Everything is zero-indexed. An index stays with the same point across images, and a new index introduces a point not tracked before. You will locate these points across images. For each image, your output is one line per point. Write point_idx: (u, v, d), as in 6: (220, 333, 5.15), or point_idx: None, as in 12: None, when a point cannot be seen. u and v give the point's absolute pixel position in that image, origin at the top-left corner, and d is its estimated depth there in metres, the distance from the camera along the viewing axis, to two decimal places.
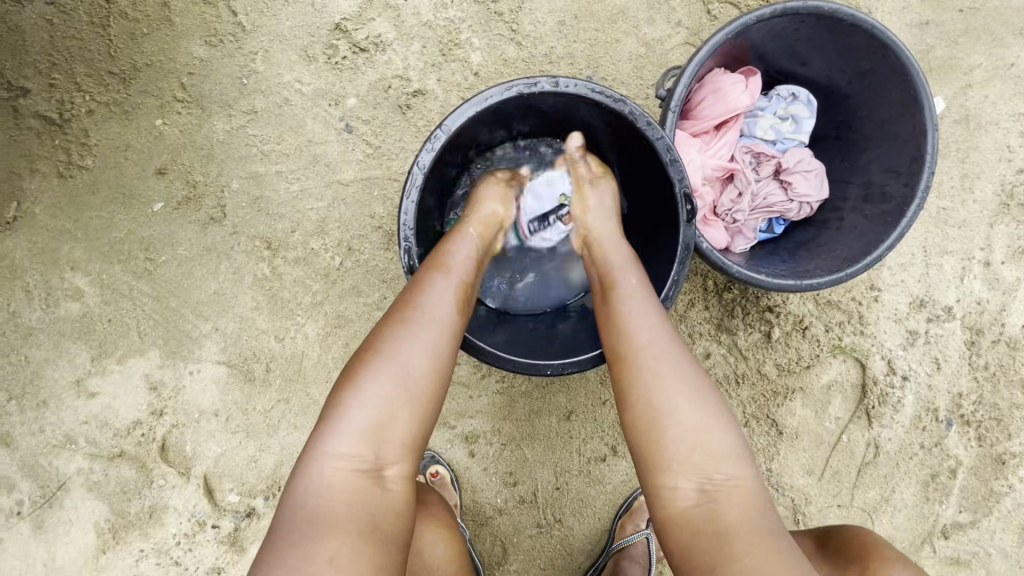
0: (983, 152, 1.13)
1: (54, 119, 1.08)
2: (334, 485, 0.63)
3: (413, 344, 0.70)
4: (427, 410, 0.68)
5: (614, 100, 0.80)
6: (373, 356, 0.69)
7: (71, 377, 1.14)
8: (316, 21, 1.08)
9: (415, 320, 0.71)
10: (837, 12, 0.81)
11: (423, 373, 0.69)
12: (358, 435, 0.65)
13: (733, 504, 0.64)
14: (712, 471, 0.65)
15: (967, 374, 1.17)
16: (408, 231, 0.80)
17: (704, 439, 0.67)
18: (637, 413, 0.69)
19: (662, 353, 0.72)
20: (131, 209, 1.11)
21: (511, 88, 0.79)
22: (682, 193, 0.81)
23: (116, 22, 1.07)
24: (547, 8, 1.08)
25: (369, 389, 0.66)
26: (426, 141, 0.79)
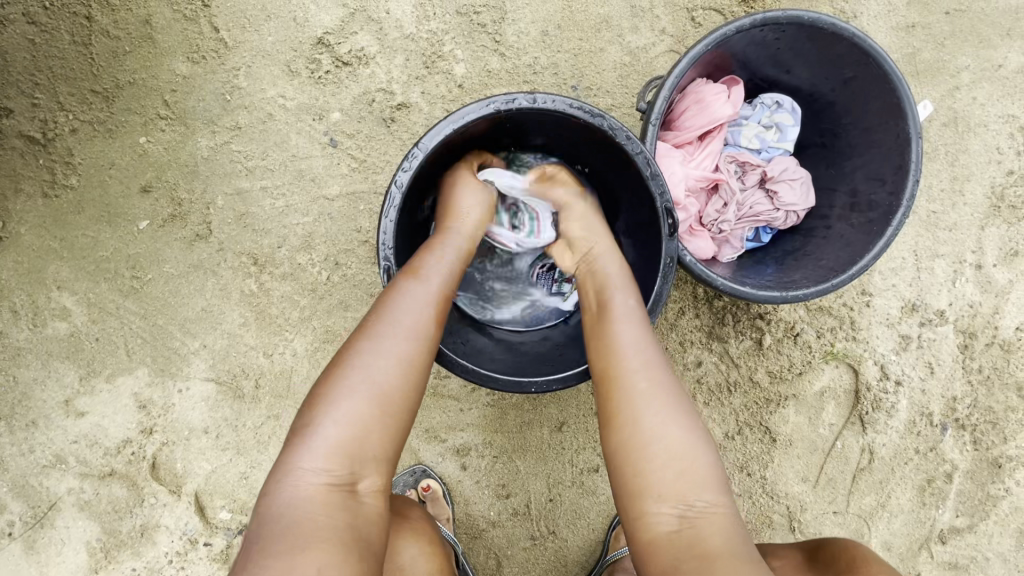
0: (972, 154, 1.13)
1: (38, 139, 1.08)
2: (307, 500, 0.61)
3: (384, 357, 0.69)
4: (399, 424, 0.68)
5: (592, 115, 0.80)
6: (344, 371, 0.67)
7: (60, 397, 1.13)
8: (299, 36, 1.08)
9: (388, 333, 0.70)
10: (817, 21, 0.81)
11: (397, 387, 0.68)
12: (332, 449, 0.64)
13: (715, 524, 0.64)
14: (691, 490, 0.65)
15: (961, 378, 1.16)
16: (388, 249, 0.79)
17: (682, 455, 0.66)
18: (631, 436, 0.68)
19: (646, 366, 0.72)
20: (117, 227, 1.10)
21: (488, 105, 0.79)
22: (664, 207, 0.80)
23: (97, 41, 1.07)
24: (530, 19, 1.08)
25: (341, 406, 0.65)
26: (403, 160, 0.78)
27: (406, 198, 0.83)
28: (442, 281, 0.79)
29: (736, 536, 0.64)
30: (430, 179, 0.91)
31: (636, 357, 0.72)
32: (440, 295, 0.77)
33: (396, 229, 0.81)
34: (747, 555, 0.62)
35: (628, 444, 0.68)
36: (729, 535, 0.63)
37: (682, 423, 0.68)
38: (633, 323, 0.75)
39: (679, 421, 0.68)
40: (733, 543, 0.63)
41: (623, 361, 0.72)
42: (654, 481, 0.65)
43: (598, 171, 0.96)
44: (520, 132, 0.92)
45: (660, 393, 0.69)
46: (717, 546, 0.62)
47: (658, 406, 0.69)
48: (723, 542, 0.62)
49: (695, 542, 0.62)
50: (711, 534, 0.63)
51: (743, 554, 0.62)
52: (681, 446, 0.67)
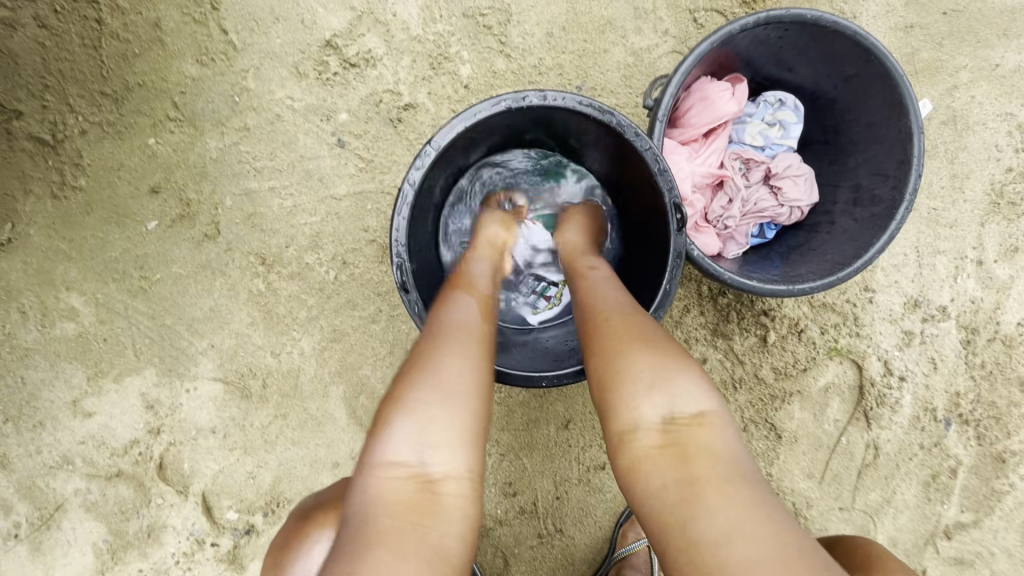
0: (972, 152, 1.14)
1: (47, 141, 1.09)
2: (389, 496, 0.59)
3: (455, 352, 0.70)
4: (470, 411, 0.65)
5: (601, 111, 0.81)
6: (413, 370, 0.68)
7: (68, 398, 1.13)
8: (306, 38, 1.09)
9: (452, 331, 0.72)
10: (820, 19, 0.82)
11: (467, 377, 0.68)
12: (413, 441, 0.62)
13: (700, 444, 0.59)
14: (672, 410, 0.62)
15: (963, 373, 1.17)
16: (400, 246, 0.80)
17: (662, 379, 0.64)
18: (604, 369, 0.68)
19: (624, 311, 0.74)
20: (125, 228, 1.11)
21: (500, 103, 0.80)
22: (672, 203, 0.81)
23: (108, 43, 1.08)
24: (534, 20, 1.09)
25: (412, 399, 0.65)
26: (415, 158, 0.79)
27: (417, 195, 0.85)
28: (487, 287, 0.83)
29: (736, 459, 0.58)
30: (442, 179, 0.93)
31: (612, 304, 0.75)
32: (486, 299, 0.81)
33: (408, 226, 0.83)
34: (748, 476, 0.57)
35: (604, 374, 0.67)
36: (720, 455, 0.59)
37: (657, 350, 0.67)
38: (612, 287, 0.79)
39: (653, 348, 0.67)
40: (721, 459, 0.58)
41: (603, 313, 0.74)
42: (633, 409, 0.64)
43: (604, 171, 0.98)
44: (530, 131, 0.95)
45: (633, 329, 0.70)
46: (707, 465, 0.57)
47: (629, 337, 0.69)
48: (711, 461, 0.58)
49: (680, 465, 0.58)
50: (699, 456, 0.58)
51: (743, 476, 0.57)
52: (652, 364, 0.65)
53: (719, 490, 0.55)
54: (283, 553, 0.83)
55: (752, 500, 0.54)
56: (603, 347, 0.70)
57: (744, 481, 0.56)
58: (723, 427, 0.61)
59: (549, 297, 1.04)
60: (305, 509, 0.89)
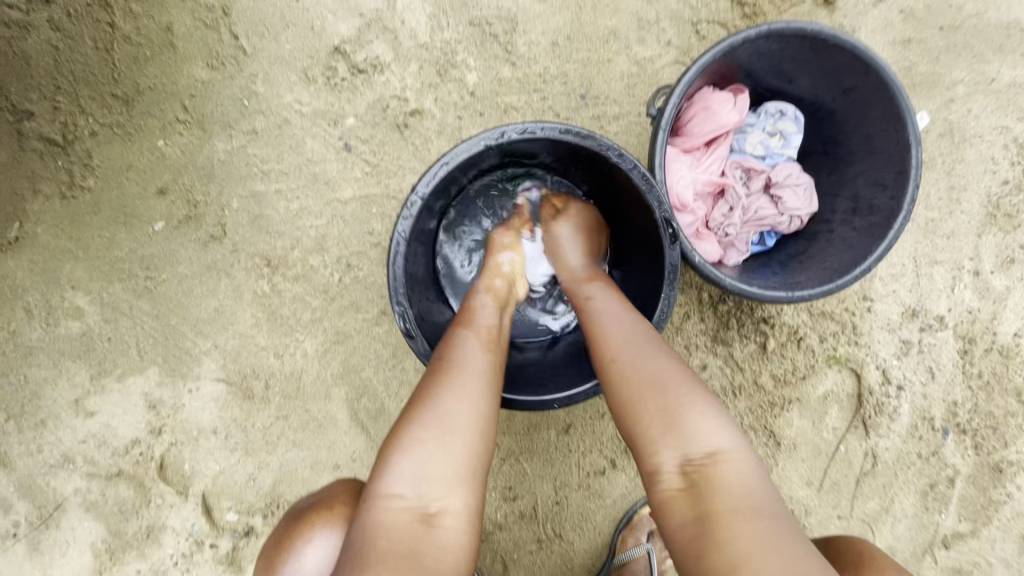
0: (968, 164, 1.16)
1: (57, 141, 1.10)
2: (387, 524, 0.61)
3: (456, 391, 0.70)
4: (473, 450, 0.67)
5: (583, 137, 0.83)
6: (416, 405, 0.70)
7: (70, 397, 1.14)
8: (315, 44, 1.11)
9: (455, 372, 0.73)
10: (820, 32, 0.84)
11: (469, 415, 0.69)
12: (413, 477, 0.64)
13: (717, 478, 0.62)
14: (692, 448, 0.64)
15: (961, 382, 1.18)
16: (400, 293, 0.82)
17: (682, 419, 0.66)
18: (614, 371, 0.72)
19: (627, 326, 0.77)
20: (132, 228, 1.12)
21: (479, 142, 0.82)
22: (663, 217, 0.83)
23: (120, 47, 1.10)
24: (541, 30, 1.11)
25: (413, 436, 0.67)
26: (403, 208, 0.81)
27: (410, 240, 0.87)
28: (488, 321, 0.83)
29: (761, 499, 0.60)
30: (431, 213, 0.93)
31: (611, 317, 0.78)
32: (490, 336, 0.81)
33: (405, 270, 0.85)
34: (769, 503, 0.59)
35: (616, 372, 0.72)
36: (741, 490, 0.61)
37: (665, 376, 0.70)
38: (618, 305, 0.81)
39: (660, 368, 0.71)
40: (741, 499, 0.60)
41: (608, 336, 0.76)
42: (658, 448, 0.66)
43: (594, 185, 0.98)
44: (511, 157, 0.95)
45: (641, 348, 0.73)
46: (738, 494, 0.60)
47: (640, 355, 0.73)
48: (728, 499, 0.60)
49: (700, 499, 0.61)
50: (717, 491, 0.61)
51: (776, 526, 0.57)
52: (656, 372, 0.70)
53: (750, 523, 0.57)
54: (278, 553, 0.82)
55: (779, 532, 0.56)
56: (616, 375, 0.72)
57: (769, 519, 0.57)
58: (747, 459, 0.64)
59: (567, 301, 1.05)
60: (302, 506, 0.88)
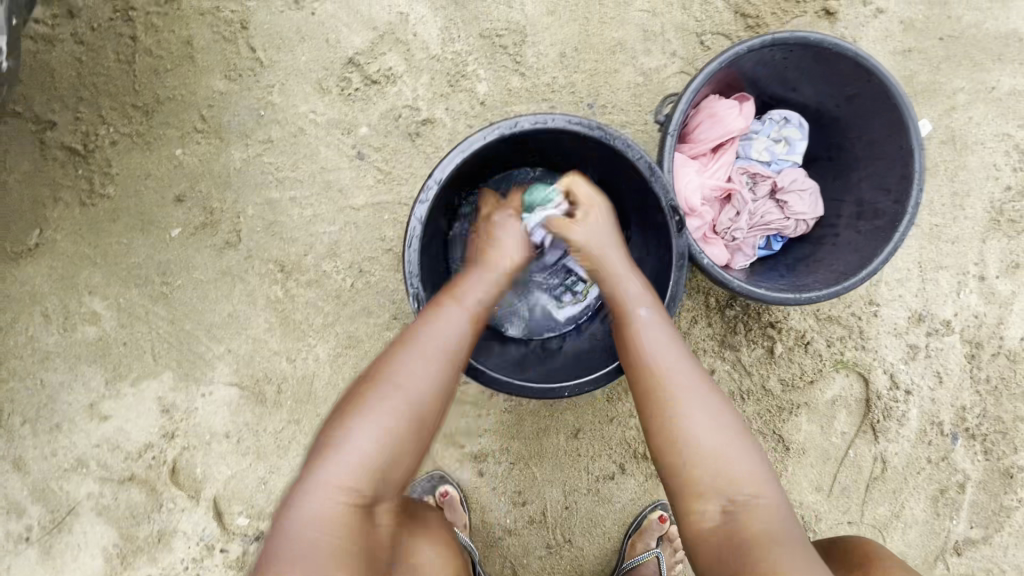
0: (971, 170, 1.18)
1: (78, 150, 1.13)
2: (319, 511, 0.66)
3: (398, 408, 0.70)
4: (415, 450, 0.71)
5: (593, 128, 0.85)
6: (371, 395, 0.70)
7: (85, 401, 1.15)
8: (330, 56, 1.14)
9: (401, 386, 0.71)
10: (823, 42, 0.86)
11: (405, 440, 0.69)
12: (353, 470, 0.67)
13: (756, 515, 0.68)
14: (733, 489, 0.69)
15: (968, 387, 1.19)
16: (414, 279, 0.84)
17: (724, 464, 0.70)
18: (655, 404, 0.73)
19: (670, 356, 0.75)
20: (150, 235, 1.14)
21: (493, 132, 0.84)
22: (669, 205, 0.85)
23: (141, 59, 1.13)
24: (549, 41, 1.14)
25: (360, 431, 0.68)
26: (418, 194, 0.82)
27: (425, 228, 0.88)
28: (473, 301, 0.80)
29: (784, 528, 0.67)
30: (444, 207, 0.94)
31: (658, 348, 0.76)
32: (469, 324, 0.78)
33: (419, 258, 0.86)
34: (799, 540, 0.66)
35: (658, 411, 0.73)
36: (772, 524, 0.67)
37: (709, 416, 0.72)
38: (662, 331, 0.77)
39: (701, 406, 0.72)
40: (772, 526, 0.67)
41: (655, 368, 0.75)
42: (700, 493, 0.70)
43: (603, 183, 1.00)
44: (522, 154, 0.97)
45: (683, 385, 0.73)
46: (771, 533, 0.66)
47: (681, 386, 0.73)
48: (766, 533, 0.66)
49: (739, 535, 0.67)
50: (755, 527, 0.67)
51: (801, 548, 0.66)
52: (699, 411, 0.72)
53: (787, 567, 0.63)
54: None
55: (808, 560, 0.64)
56: (659, 410, 0.73)
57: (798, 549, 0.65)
58: (777, 491, 0.70)
59: (575, 292, 1.04)
60: None
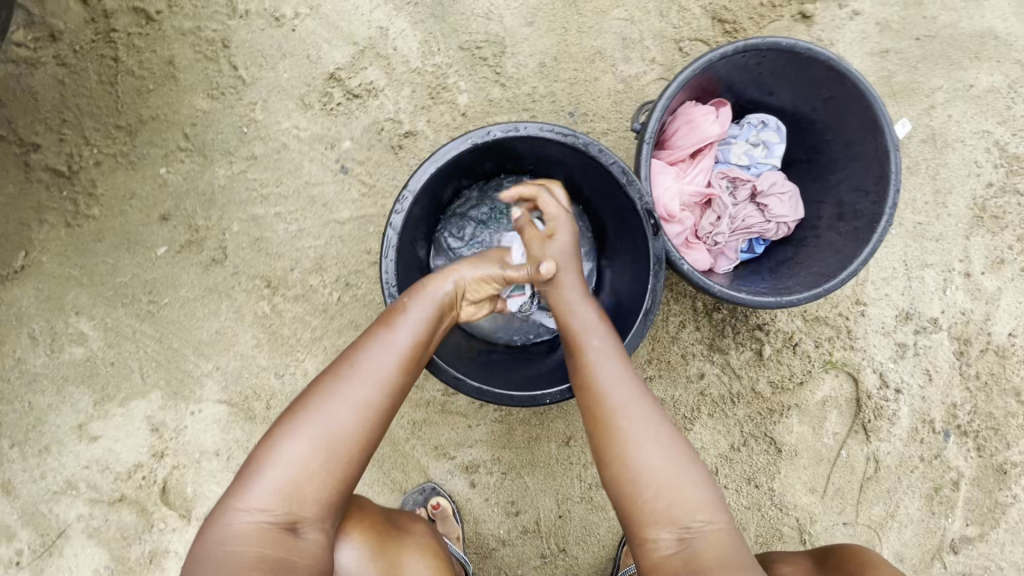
0: (952, 168, 1.18)
1: (62, 171, 1.13)
2: (241, 531, 0.65)
3: (344, 406, 0.70)
4: (343, 474, 0.70)
5: (566, 135, 0.86)
6: (300, 415, 0.70)
7: (74, 422, 1.15)
8: (312, 72, 1.15)
9: (351, 383, 0.72)
10: (795, 47, 0.87)
11: (350, 439, 0.70)
12: (274, 492, 0.67)
13: (710, 543, 0.67)
14: (688, 517, 0.69)
15: (959, 384, 1.19)
16: (392, 286, 0.85)
17: (679, 494, 0.70)
18: (610, 437, 0.73)
19: (626, 392, 0.75)
20: (135, 254, 1.14)
21: (465, 141, 0.84)
22: (644, 209, 0.85)
23: (123, 80, 1.14)
24: (528, 52, 1.15)
25: (287, 450, 0.68)
26: (394, 204, 0.83)
27: (404, 238, 0.89)
28: (417, 320, 0.78)
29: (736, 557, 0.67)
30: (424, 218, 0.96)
31: (614, 384, 0.76)
32: (409, 346, 0.76)
33: (398, 267, 0.87)
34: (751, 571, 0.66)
35: (615, 446, 0.72)
36: (725, 551, 0.67)
37: (666, 451, 0.72)
38: (618, 364, 0.78)
39: (655, 440, 0.72)
40: (726, 553, 0.67)
41: (612, 401, 0.75)
42: (654, 523, 0.69)
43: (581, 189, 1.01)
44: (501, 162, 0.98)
45: (640, 418, 0.73)
46: (725, 560, 0.66)
47: (636, 420, 0.73)
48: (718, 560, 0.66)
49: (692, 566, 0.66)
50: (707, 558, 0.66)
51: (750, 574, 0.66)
52: (655, 443, 0.72)
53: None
54: None
55: None
56: (615, 442, 0.73)
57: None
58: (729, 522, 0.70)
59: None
60: None
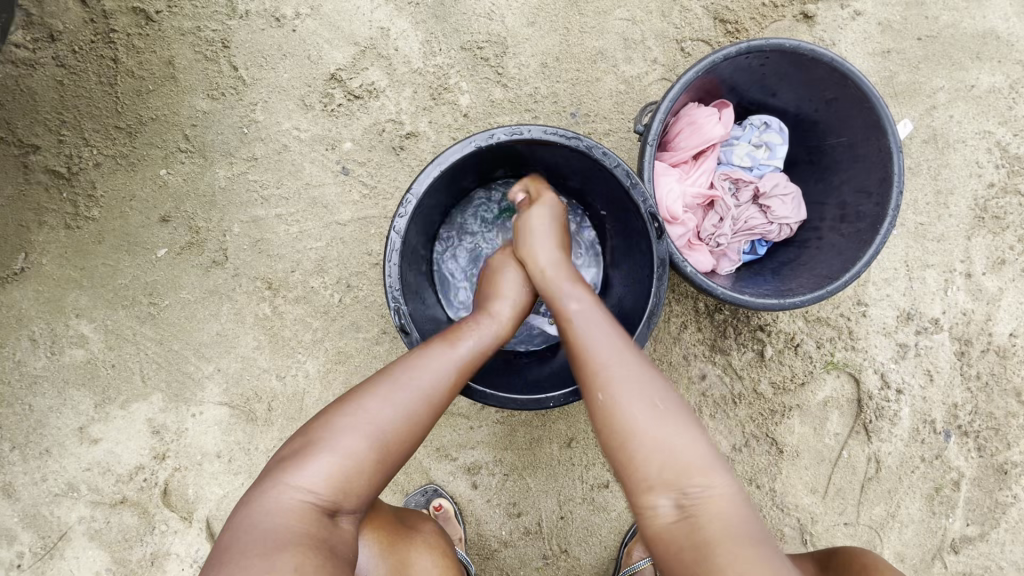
0: (954, 168, 1.18)
1: (62, 173, 1.13)
2: (288, 511, 0.63)
3: (400, 407, 0.70)
4: (388, 476, 0.70)
5: (570, 138, 0.85)
6: (360, 405, 0.69)
7: (75, 424, 1.15)
8: (312, 73, 1.14)
9: (408, 385, 0.71)
10: (798, 48, 0.87)
11: (404, 440, 0.70)
12: (327, 480, 0.65)
13: (709, 509, 0.64)
14: (685, 484, 0.65)
15: (959, 384, 1.19)
16: (395, 291, 0.84)
17: (674, 455, 0.66)
18: (603, 399, 0.70)
19: (615, 353, 0.73)
20: (136, 255, 1.14)
21: (468, 144, 0.84)
22: (649, 212, 0.85)
23: (123, 80, 1.13)
24: (530, 52, 1.15)
25: (342, 440, 0.67)
26: (397, 208, 0.83)
27: (406, 241, 0.88)
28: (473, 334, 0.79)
29: (734, 523, 0.63)
30: (427, 220, 0.95)
31: (600, 344, 0.74)
32: (466, 360, 0.76)
33: (400, 271, 0.86)
34: (753, 535, 0.63)
35: (606, 407, 0.70)
36: (723, 518, 0.64)
37: (654, 415, 0.68)
38: (602, 328, 0.76)
39: (649, 404, 0.69)
40: (726, 519, 0.63)
41: (602, 361, 0.72)
42: (652, 489, 0.66)
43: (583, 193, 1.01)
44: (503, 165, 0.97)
45: (630, 378, 0.71)
46: (729, 532, 0.62)
47: (628, 382, 0.70)
48: (716, 527, 0.63)
49: (689, 531, 0.63)
50: (706, 522, 0.63)
51: (751, 538, 0.62)
52: (647, 406, 0.69)
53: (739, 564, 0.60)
54: None
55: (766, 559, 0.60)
56: (606, 405, 0.70)
57: (747, 543, 0.61)
58: (730, 487, 0.66)
59: None
60: None
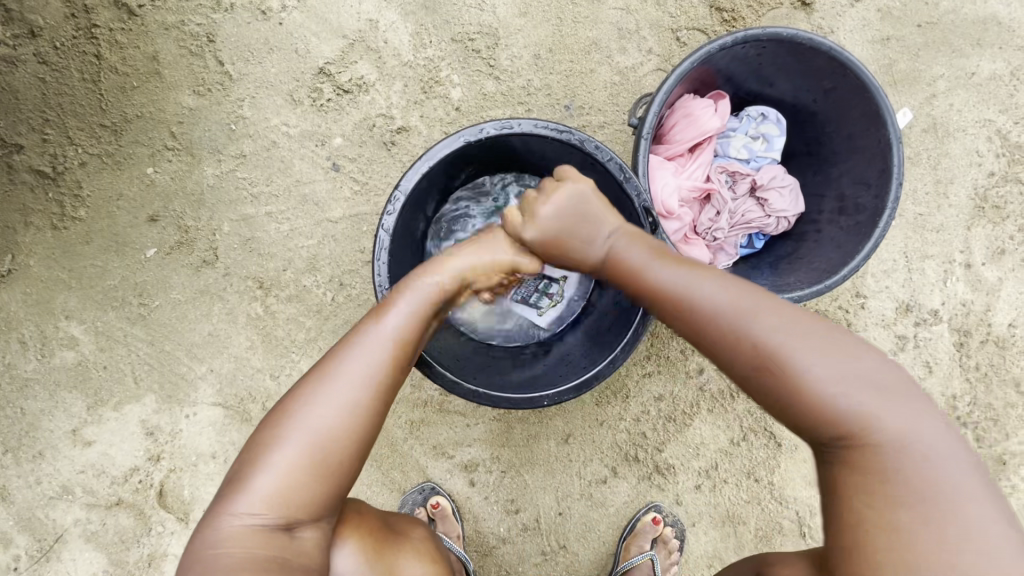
0: (954, 158, 1.17)
1: (47, 173, 1.11)
2: (232, 537, 0.62)
3: (328, 408, 0.66)
4: (339, 478, 0.66)
5: (561, 131, 0.82)
6: (286, 419, 0.66)
7: (68, 427, 1.14)
8: (301, 67, 1.12)
9: (335, 383, 0.68)
10: (796, 37, 0.85)
11: (339, 440, 0.66)
12: (269, 498, 0.63)
13: (794, 356, 0.61)
14: (763, 341, 0.62)
15: (958, 375, 1.18)
16: (385, 290, 0.82)
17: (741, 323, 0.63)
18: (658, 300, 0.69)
19: (652, 258, 0.72)
20: (124, 256, 1.12)
21: (457, 139, 0.81)
22: (642, 207, 0.83)
23: (107, 77, 1.11)
24: (522, 43, 1.12)
25: (273, 455, 0.65)
26: (385, 205, 0.80)
27: (396, 239, 0.86)
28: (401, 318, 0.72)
29: (826, 366, 0.60)
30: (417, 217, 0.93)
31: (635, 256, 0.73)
32: (397, 341, 0.71)
33: (390, 269, 0.84)
34: (850, 370, 0.59)
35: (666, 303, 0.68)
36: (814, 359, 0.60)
37: (707, 291, 0.67)
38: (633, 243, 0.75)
39: (696, 283, 0.67)
40: (813, 363, 0.60)
41: (639, 271, 0.72)
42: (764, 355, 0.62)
43: None
44: (496, 158, 0.95)
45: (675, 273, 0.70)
46: (817, 377, 0.59)
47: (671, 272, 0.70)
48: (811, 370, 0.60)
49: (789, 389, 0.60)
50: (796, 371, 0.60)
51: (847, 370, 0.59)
52: (699, 287, 0.67)
53: (861, 495, 0.57)
54: None
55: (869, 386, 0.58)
56: (664, 303, 0.69)
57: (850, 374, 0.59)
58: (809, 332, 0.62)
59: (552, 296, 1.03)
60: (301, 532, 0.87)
